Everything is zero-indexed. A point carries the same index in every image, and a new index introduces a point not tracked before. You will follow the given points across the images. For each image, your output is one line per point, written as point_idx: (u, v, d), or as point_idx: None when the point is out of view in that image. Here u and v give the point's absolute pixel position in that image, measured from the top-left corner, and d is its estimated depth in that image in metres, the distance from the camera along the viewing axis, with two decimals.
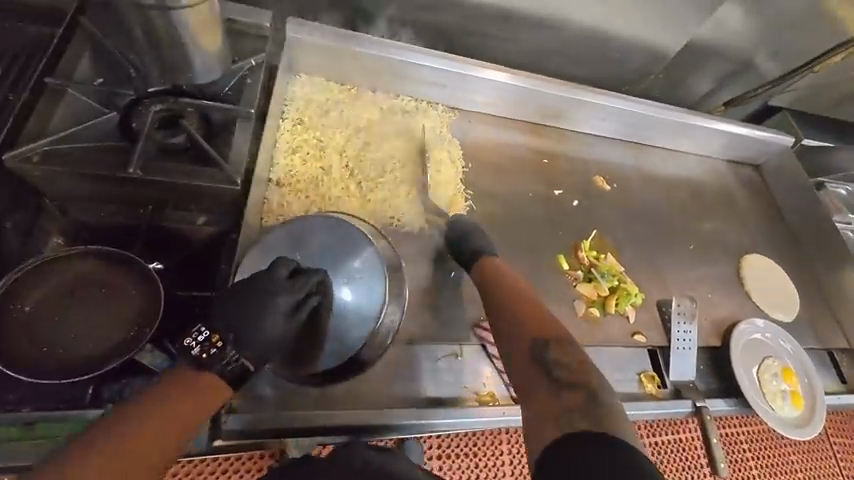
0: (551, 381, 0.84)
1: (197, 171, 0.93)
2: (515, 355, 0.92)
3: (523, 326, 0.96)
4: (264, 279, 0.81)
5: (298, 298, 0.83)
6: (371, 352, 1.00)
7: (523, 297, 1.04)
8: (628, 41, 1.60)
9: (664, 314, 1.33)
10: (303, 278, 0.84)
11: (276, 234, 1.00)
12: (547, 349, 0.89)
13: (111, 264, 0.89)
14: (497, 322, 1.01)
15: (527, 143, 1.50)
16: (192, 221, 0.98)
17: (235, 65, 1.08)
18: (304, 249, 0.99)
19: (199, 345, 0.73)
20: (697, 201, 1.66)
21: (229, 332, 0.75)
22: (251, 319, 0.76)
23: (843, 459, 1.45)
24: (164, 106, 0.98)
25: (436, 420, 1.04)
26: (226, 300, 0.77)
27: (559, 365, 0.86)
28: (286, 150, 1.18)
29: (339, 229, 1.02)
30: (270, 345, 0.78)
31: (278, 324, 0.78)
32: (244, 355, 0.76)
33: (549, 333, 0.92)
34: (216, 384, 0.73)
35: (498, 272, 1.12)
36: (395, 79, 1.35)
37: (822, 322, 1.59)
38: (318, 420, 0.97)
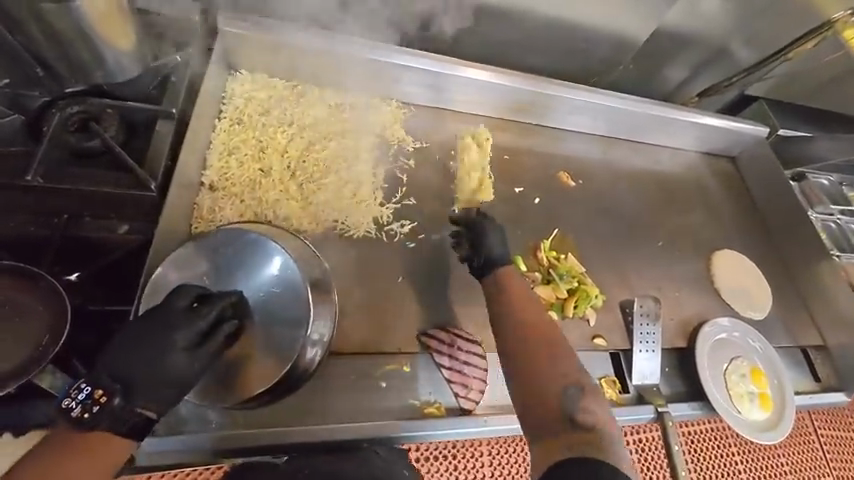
0: (567, 416, 0.81)
1: (113, 179, 0.90)
2: (530, 385, 0.87)
3: (542, 356, 0.90)
4: (159, 316, 0.77)
5: (202, 329, 0.79)
6: (303, 370, 0.94)
7: (539, 322, 0.97)
8: (591, 30, 1.54)
9: (627, 315, 1.28)
10: (206, 307, 0.80)
11: (187, 254, 0.93)
12: (568, 386, 0.85)
13: (16, 278, 0.82)
14: (510, 346, 0.94)
15: (488, 139, 1.44)
16: (113, 229, 0.93)
17: (157, 63, 1.02)
18: (218, 268, 0.93)
19: (80, 405, 0.68)
20: (668, 196, 1.60)
21: (118, 383, 0.72)
22: (145, 362, 0.73)
23: None
24: (81, 108, 0.94)
25: (407, 433, 1.00)
26: (118, 345, 0.74)
27: (581, 405, 0.82)
28: (221, 151, 1.12)
29: (250, 245, 0.94)
30: (176, 386, 0.76)
31: (180, 361, 0.76)
32: (142, 405, 0.73)
33: (569, 367, 0.88)
34: (111, 436, 0.71)
35: (516, 291, 1.03)
36: (344, 72, 1.29)
37: (795, 317, 1.55)
38: (247, 439, 0.91)
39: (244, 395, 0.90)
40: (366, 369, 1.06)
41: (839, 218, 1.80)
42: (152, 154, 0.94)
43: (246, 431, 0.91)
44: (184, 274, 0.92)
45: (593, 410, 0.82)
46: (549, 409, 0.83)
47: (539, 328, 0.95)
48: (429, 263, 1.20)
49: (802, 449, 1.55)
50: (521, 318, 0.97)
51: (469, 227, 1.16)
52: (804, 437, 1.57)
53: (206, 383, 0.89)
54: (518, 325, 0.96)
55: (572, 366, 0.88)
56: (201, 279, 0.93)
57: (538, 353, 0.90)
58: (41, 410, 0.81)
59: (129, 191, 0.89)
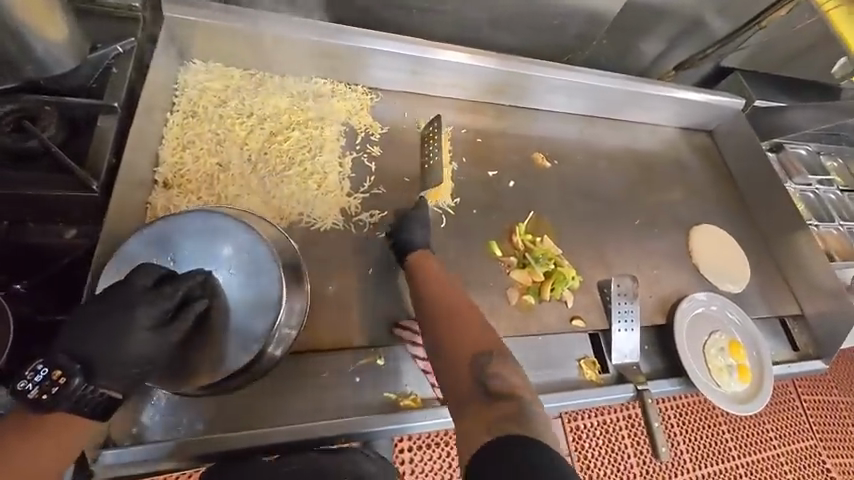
0: (481, 391, 0.80)
1: (53, 181, 0.85)
2: (449, 372, 0.86)
3: (456, 337, 0.90)
4: (122, 294, 0.73)
5: (168, 308, 0.76)
6: (268, 362, 0.88)
7: (454, 305, 0.97)
8: (561, 4, 1.49)
9: (605, 295, 1.27)
10: (170, 287, 0.76)
11: (141, 238, 0.85)
12: (480, 359, 0.84)
13: None
14: (429, 338, 0.94)
15: (460, 122, 1.40)
16: (59, 235, 0.89)
17: (96, 54, 0.95)
18: (177, 249, 0.85)
19: (37, 385, 0.65)
20: (645, 173, 1.58)
21: (77, 363, 0.68)
22: (108, 340, 0.70)
23: None
24: (16, 106, 0.88)
25: (382, 427, 0.98)
26: (75, 324, 0.71)
27: (494, 375, 0.81)
28: (175, 146, 1.06)
29: (216, 223, 0.86)
30: (141, 366, 0.73)
31: (144, 340, 0.72)
32: (105, 385, 0.70)
33: (484, 341, 0.87)
34: (75, 419, 0.70)
35: (429, 281, 1.04)
36: (304, 58, 1.23)
37: (773, 288, 1.56)
38: (217, 445, 0.88)
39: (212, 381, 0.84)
40: (340, 365, 1.04)
41: (817, 187, 1.81)
42: (94, 153, 0.88)
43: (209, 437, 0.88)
44: (139, 258, 0.84)
45: (507, 377, 0.81)
46: (468, 388, 0.82)
47: (457, 314, 0.95)
48: None
49: (786, 415, 1.58)
50: (435, 308, 0.98)
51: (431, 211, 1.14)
52: (788, 405, 1.60)
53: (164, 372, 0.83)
54: (435, 314, 0.96)
55: (485, 340, 0.88)
56: (157, 262, 0.84)
57: (453, 337, 0.91)
58: None
59: (72, 193, 0.84)
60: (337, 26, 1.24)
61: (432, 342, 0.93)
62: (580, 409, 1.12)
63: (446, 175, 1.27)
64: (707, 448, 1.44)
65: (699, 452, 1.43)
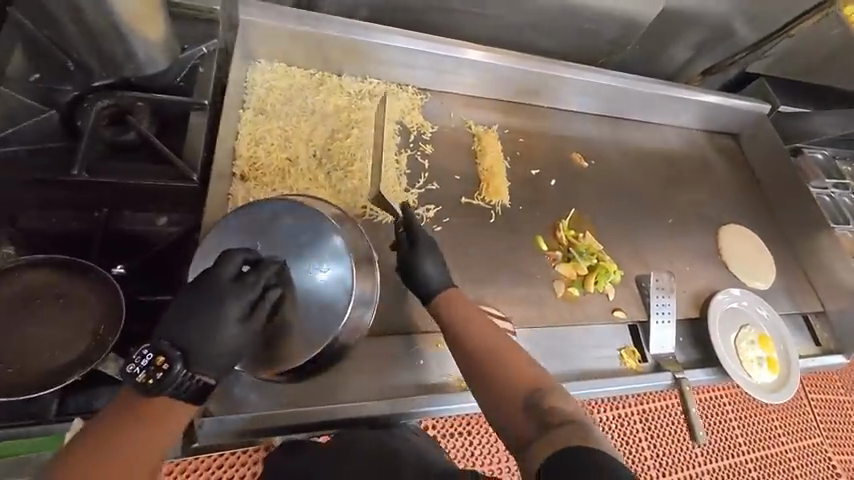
0: (538, 422, 0.73)
1: (151, 170, 0.90)
2: (499, 406, 0.79)
3: (503, 371, 0.82)
4: (211, 285, 0.73)
5: (253, 298, 0.76)
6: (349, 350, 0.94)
7: (488, 330, 0.89)
8: (600, 11, 1.56)
9: (643, 289, 1.34)
10: (254, 276, 0.77)
11: (226, 226, 0.88)
12: (532, 392, 0.78)
13: (69, 272, 0.84)
14: (470, 374, 0.85)
15: (503, 122, 1.46)
16: (151, 222, 0.96)
17: (184, 54, 1.02)
18: (260, 233, 0.87)
19: (144, 370, 0.65)
20: (676, 173, 1.65)
21: (176, 350, 0.68)
22: (202, 332, 0.70)
23: None
24: (110, 101, 0.93)
25: (429, 407, 1.06)
26: (172, 312, 0.71)
27: (550, 407, 0.75)
28: (249, 141, 1.13)
29: (291, 213, 0.89)
30: (230, 356, 0.73)
31: (233, 331, 0.72)
32: (200, 371, 0.69)
33: (535, 375, 0.81)
34: (173, 403, 0.67)
35: (464, 313, 0.93)
36: (363, 60, 1.30)
37: (797, 286, 1.63)
38: (302, 417, 0.97)
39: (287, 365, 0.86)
40: (402, 348, 1.12)
41: (833, 191, 1.88)
42: (188, 147, 0.94)
43: (284, 411, 0.97)
44: (228, 237, 0.87)
45: (563, 407, 0.75)
46: (525, 422, 0.75)
47: (492, 340, 0.87)
48: (455, 245, 1.24)
49: (792, 414, 1.62)
50: (466, 336, 0.89)
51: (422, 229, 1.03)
52: (792, 403, 1.64)
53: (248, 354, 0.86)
54: (475, 347, 0.87)
55: (528, 368, 0.82)
56: (243, 244, 0.86)
57: (493, 368, 0.83)
58: (106, 399, 0.81)
59: (176, 183, 0.89)
60: (393, 29, 1.31)
61: (474, 377, 0.84)
62: (620, 394, 1.20)
63: (500, 173, 1.34)
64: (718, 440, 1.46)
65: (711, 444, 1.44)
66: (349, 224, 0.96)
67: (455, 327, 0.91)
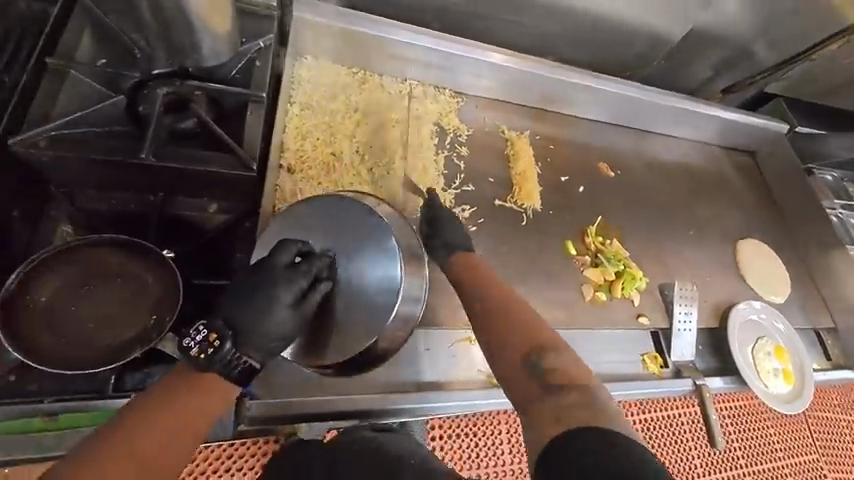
0: (543, 382, 0.78)
1: (210, 157, 0.91)
2: (507, 364, 0.84)
3: (512, 334, 0.87)
4: (267, 270, 0.77)
5: (304, 287, 0.79)
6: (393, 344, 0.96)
7: (505, 295, 0.95)
8: (632, 26, 1.61)
9: (666, 297, 1.38)
10: (306, 265, 0.80)
11: (283, 222, 0.92)
12: (536, 354, 0.82)
13: (129, 252, 0.86)
14: (483, 336, 0.91)
15: (534, 128, 1.50)
16: (203, 209, 0.99)
17: (242, 47, 1.05)
18: (311, 229, 0.91)
19: (198, 345, 0.69)
20: (696, 187, 1.70)
21: (229, 329, 0.72)
22: (255, 314, 0.73)
23: (809, 426, 1.54)
24: (170, 89, 0.95)
25: (451, 403, 1.08)
26: (229, 293, 0.75)
27: (551, 366, 0.80)
28: (296, 135, 1.16)
29: (343, 209, 0.92)
30: (277, 339, 0.75)
31: (283, 316, 0.75)
32: (247, 353, 0.72)
33: (546, 338, 0.85)
34: (220, 380, 0.70)
35: (485, 282, 1.00)
36: (404, 61, 1.34)
37: (810, 303, 1.67)
38: (340, 404, 0.99)
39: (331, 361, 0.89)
40: (435, 342, 1.15)
41: (841, 211, 1.92)
42: (248, 137, 0.95)
43: (318, 398, 0.99)
44: (281, 231, 0.92)
45: (566, 368, 0.79)
46: (529, 381, 0.80)
47: (508, 306, 0.93)
48: (487, 244, 1.27)
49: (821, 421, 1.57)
50: (485, 302, 0.95)
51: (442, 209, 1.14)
52: (821, 409, 1.59)
53: (296, 345, 0.90)
54: (492, 311, 0.93)
55: (540, 333, 0.86)
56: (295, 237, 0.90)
57: (505, 331, 0.88)
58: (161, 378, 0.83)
59: (240, 172, 0.91)
60: (434, 33, 1.34)
61: (486, 338, 0.90)
62: (641, 398, 1.23)
63: (533, 178, 1.38)
64: (748, 449, 1.39)
65: (742, 453, 1.38)
66: (399, 220, 0.99)
67: (474, 294, 0.98)
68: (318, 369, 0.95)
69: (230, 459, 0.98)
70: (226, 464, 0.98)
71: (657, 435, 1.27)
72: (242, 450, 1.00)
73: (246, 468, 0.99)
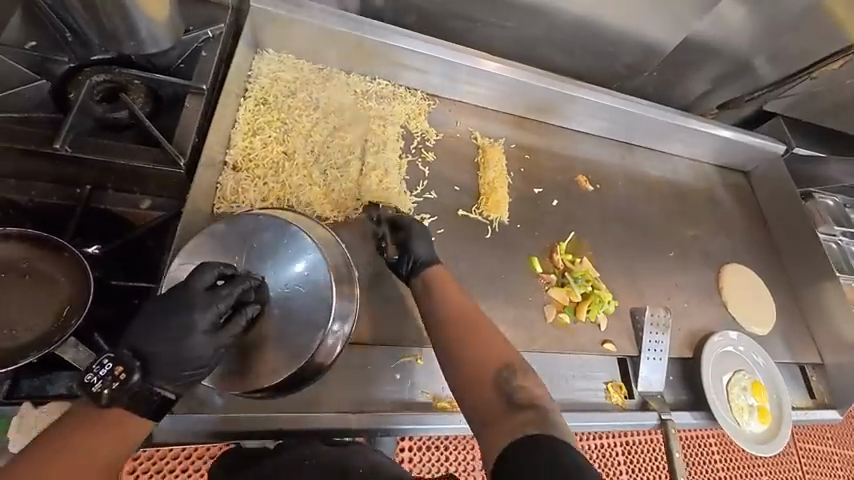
0: (505, 399, 0.73)
1: (137, 150, 0.86)
2: (467, 380, 0.79)
3: (476, 349, 0.82)
4: (181, 293, 0.70)
5: (223, 311, 0.73)
6: (318, 370, 0.90)
7: (467, 310, 0.90)
8: (621, 34, 1.53)
9: (637, 323, 1.30)
10: (227, 287, 0.73)
11: (212, 235, 0.90)
12: (503, 368, 0.77)
13: (41, 249, 0.80)
14: (437, 342, 0.87)
15: (510, 136, 1.43)
16: (136, 204, 0.92)
17: (188, 35, 0.99)
18: (249, 250, 0.90)
19: (100, 381, 0.59)
20: (682, 206, 1.61)
21: (137, 359, 0.64)
22: (168, 341, 0.66)
23: (800, 464, 1.44)
24: (106, 77, 0.90)
25: (393, 427, 0.99)
26: (138, 317, 0.67)
27: (517, 382, 0.75)
28: (246, 131, 1.10)
29: (276, 228, 0.92)
30: (194, 368, 0.68)
31: (200, 344, 0.69)
32: (160, 385, 0.64)
33: (501, 347, 0.81)
34: (129, 416, 0.62)
35: (447, 288, 0.95)
36: (371, 60, 1.27)
37: (796, 335, 1.58)
38: (265, 423, 0.90)
39: (248, 386, 0.85)
40: (381, 359, 1.07)
41: (840, 239, 1.80)
42: (181, 131, 0.90)
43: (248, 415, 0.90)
44: (218, 250, 0.90)
45: (531, 391, 0.74)
46: (491, 399, 0.74)
47: (465, 318, 0.88)
48: (447, 257, 1.20)
49: (813, 463, 1.46)
50: (444, 316, 0.90)
51: (416, 230, 1.05)
52: (814, 450, 1.48)
53: (223, 370, 0.85)
54: (448, 325, 0.88)
55: (499, 350, 0.81)
56: (230, 260, 0.89)
57: (463, 343, 0.83)
58: (62, 385, 0.77)
59: (173, 168, 0.86)
60: (403, 30, 1.27)
61: (440, 346, 0.86)
62: (606, 430, 1.16)
63: (502, 189, 1.31)
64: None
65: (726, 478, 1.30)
66: (328, 238, 0.97)
67: (435, 309, 0.92)
68: (245, 395, 0.87)
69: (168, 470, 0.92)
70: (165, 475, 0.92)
71: (638, 457, 1.21)
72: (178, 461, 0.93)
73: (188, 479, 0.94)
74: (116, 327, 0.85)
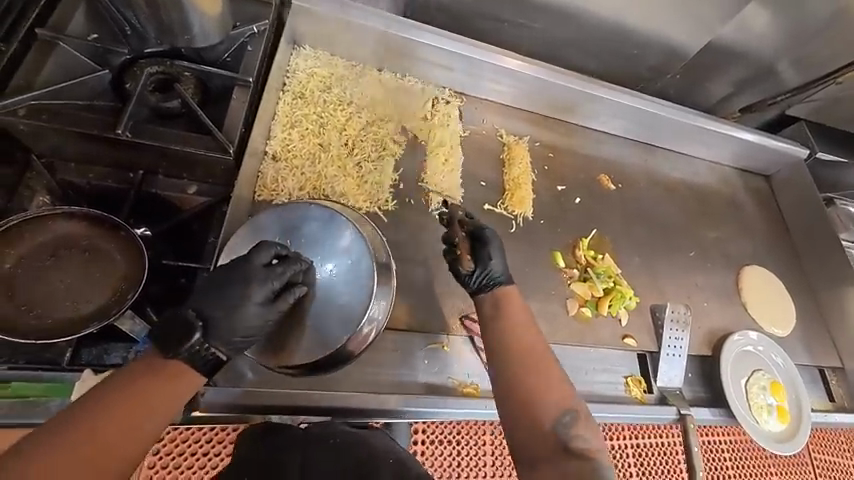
0: (561, 446, 0.71)
1: (188, 137, 0.90)
2: (523, 413, 0.76)
3: (538, 383, 0.78)
4: (242, 266, 0.76)
5: (276, 288, 0.78)
6: (347, 354, 0.93)
7: (533, 338, 0.85)
8: (645, 36, 1.55)
9: (657, 319, 1.32)
10: (282, 266, 0.79)
11: (268, 219, 0.95)
12: (563, 413, 0.75)
13: (100, 227, 0.86)
14: (496, 362, 0.83)
15: (534, 135, 1.46)
16: (184, 190, 0.98)
17: (235, 31, 1.04)
18: (296, 235, 0.94)
19: (171, 333, 0.67)
20: (703, 207, 1.62)
21: (199, 319, 0.70)
22: (227, 308, 0.72)
23: (817, 467, 1.44)
24: (160, 68, 0.95)
25: (420, 408, 1.03)
26: (204, 285, 0.74)
27: (575, 432, 0.73)
28: (284, 123, 1.15)
29: (323, 217, 0.96)
30: (245, 336, 0.73)
31: (252, 313, 0.73)
32: (216, 345, 0.70)
33: (562, 388, 0.78)
34: (186, 369, 0.66)
35: (514, 308, 0.90)
36: (402, 57, 1.31)
37: (816, 339, 1.58)
38: (302, 399, 0.95)
39: (285, 364, 0.90)
40: (409, 345, 1.11)
41: None
42: (229, 121, 0.95)
43: (271, 390, 0.95)
44: (267, 233, 0.95)
45: (587, 439, 0.73)
46: (545, 438, 0.73)
47: (530, 346, 0.83)
48: None
49: (832, 468, 1.46)
50: (507, 337, 0.84)
51: (487, 238, 0.99)
52: (833, 453, 1.49)
53: (260, 344, 0.90)
54: (510, 346, 0.83)
55: (561, 393, 0.78)
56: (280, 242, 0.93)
57: (524, 373, 0.79)
58: (117, 355, 0.83)
59: (224, 154, 0.91)
60: (434, 29, 1.31)
61: (498, 367, 0.82)
62: (624, 422, 1.18)
63: (526, 185, 1.34)
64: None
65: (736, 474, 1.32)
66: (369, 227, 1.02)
67: (498, 326, 0.87)
68: (280, 371, 0.93)
69: (195, 455, 0.94)
70: (191, 460, 0.94)
71: (650, 461, 1.21)
72: (197, 449, 0.95)
73: (210, 467, 0.95)
74: (166, 304, 0.90)
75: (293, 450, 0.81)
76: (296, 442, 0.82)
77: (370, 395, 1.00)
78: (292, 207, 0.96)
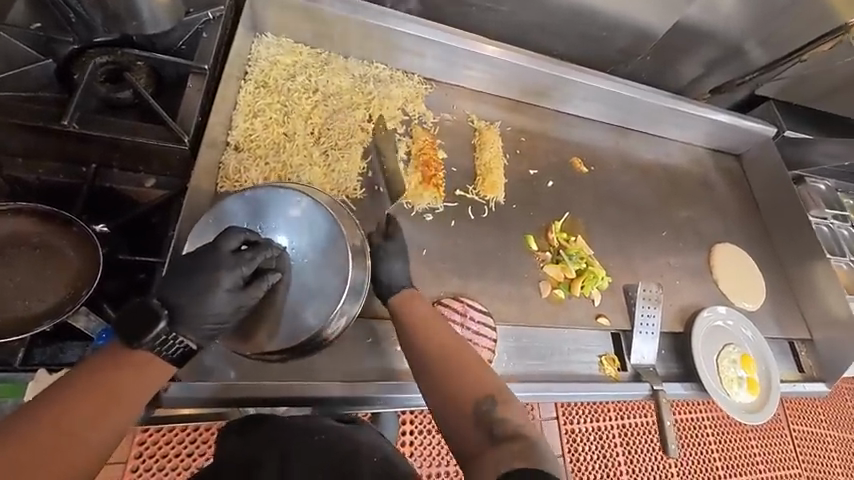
0: (490, 435, 0.69)
1: (141, 128, 0.88)
2: (454, 415, 0.75)
3: (461, 379, 0.78)
4: (210, 253, 0.74)
5: (246, 274, 0.76)
6: (321, 341, 0.92)
7: (449, 339, 0.87)
8: (614, 18, 1.55)
9: (631, 299, 1.34)
10: (251, 252, 0.77)
11: (236, 205, 0.94)
12: (487, 401, 0.74)
13: (50, 223, 0.83)
14: (421, 373, 0.83)
15: (505, 119, 1.45)
16: (141, 183, 0.95)
17: (189, 17, 1.00)
18: (266, 219, 0.93)
19: (131, 324, 0.64)
20: (675, 188, 1.64)
21: (165, 308, 0.68)
22: (194, 296, 0.70)
23: (790, 436, 1.49)
24: (110, 58, 0.92)
25: (395, 394, 1.02)
26: (169, 273, 0.71)
27: (500, 416, 0.72)
28: (246, 113, 1.13)
29: (292, 203, 0.93)
30: (215, 323, 0.72)
31: (222, 300, 0.72)
32: (183, 334, 0.68)
33: (485, 376, 0.78)
34: (154, 359, 0.65)
35: (426, 312, 0.94)
36: (368, 43, 1.29)
37: (786, 312, 1.62)
38: (272, 390, 0.94)
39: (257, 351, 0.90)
40: (383, 333, 1.11)
41: (830, 220, 1.84)
42: (184, 110, 0.92)
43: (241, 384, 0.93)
44: (237, 220, 0.93)
45: (517, 421, 0.71)
46: (475, 432, 0.71)
47: (448, 347, 0.85)
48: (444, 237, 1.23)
49: (804, 435, 1.51)
50: (427, 345, 0.86)
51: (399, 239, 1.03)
52: (804, 421, 1.54)
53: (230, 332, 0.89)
54: (431, 352, 0.85)
55: (486, 380, 0.78)
56: (250, 228, 0.92)
57: (447, 375, 0.80)
58: (75, 353, 0.82)
59: (176, 143, 0.88)
60: (398, 14, 1.29)
61: (424, 377, 0.82)
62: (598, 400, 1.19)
63: (498, 170, 1.33)
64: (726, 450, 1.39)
65: (715, 444, 1.39)
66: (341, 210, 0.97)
67: (412, 339, 0.88)
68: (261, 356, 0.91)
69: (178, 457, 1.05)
70: (174, 462, 1.05)
71: (633, 438, 1.30)
72: (181, 450, 1.06)
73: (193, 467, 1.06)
74: (124, 300, 0.88)
75: (276, 443, 0.78)
76: (278, 434, 0.80)
77: (343, 383, 0.99)
78: (262, 191, 0.94)
